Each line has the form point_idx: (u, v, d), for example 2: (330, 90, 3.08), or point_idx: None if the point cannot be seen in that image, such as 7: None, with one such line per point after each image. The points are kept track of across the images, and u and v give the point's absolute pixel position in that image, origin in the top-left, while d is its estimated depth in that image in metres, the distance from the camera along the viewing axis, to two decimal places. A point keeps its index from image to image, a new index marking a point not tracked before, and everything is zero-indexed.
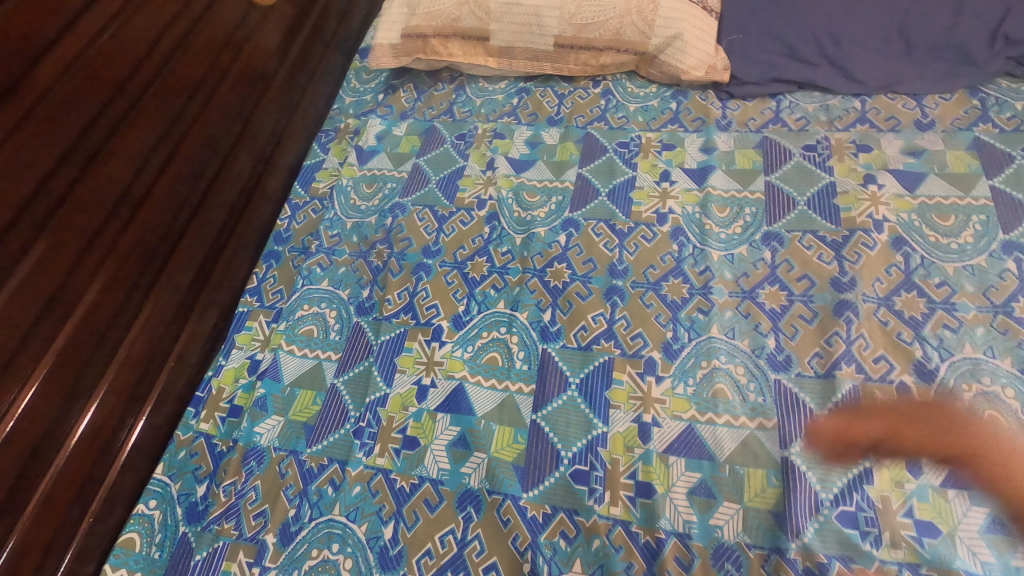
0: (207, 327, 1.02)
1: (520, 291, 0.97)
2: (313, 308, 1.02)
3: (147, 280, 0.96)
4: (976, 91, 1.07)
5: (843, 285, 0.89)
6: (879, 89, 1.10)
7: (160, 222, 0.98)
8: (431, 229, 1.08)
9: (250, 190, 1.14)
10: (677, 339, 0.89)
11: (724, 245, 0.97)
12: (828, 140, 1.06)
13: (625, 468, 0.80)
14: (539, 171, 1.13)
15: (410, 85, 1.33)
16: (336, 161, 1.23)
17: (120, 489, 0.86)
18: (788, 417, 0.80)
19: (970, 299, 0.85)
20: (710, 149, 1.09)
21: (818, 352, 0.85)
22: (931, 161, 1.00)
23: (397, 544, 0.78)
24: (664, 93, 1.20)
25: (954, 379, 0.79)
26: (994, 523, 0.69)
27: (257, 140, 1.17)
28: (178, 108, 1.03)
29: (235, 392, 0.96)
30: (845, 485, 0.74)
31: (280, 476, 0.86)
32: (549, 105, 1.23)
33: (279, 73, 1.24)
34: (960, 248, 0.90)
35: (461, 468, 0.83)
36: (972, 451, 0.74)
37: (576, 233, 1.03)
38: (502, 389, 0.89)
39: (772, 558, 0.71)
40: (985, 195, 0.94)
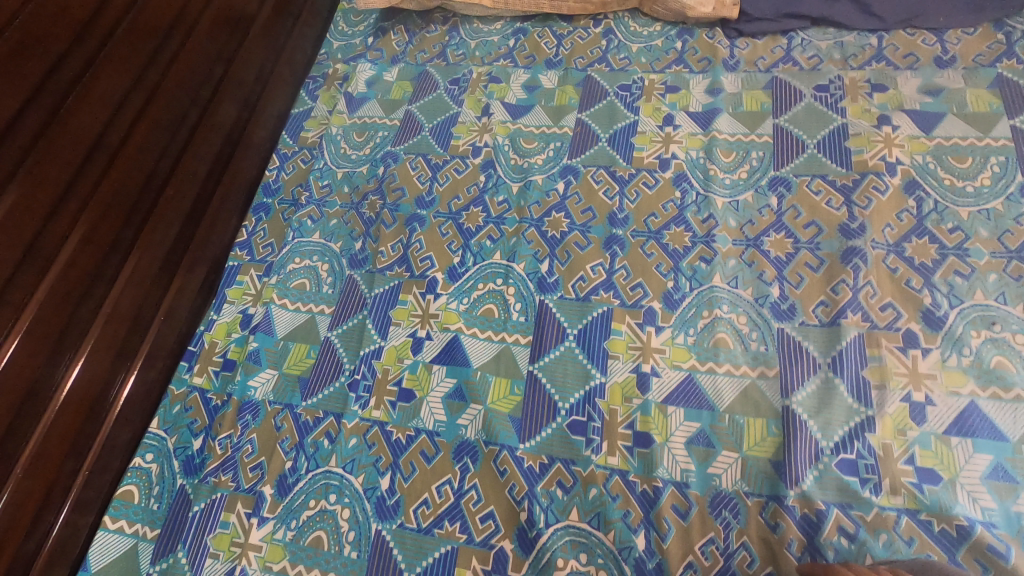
0: (197, 281, 1.01)
1: (517, 242, 0.94)
2: (304, 261, 1.00)
3: (130, 232, 0.93)
4: (1001, 24, 1.00)
5: (852, 231, 0.86)
6: (898, 24, 1.04)
7: (140, 172, 0.94)
8: (425, 178, 1.04)
9: (234, 139, 1.10)
10: (678, 289, 0.86)
11: (729, 191, 0.93)
12: (841, 79, 1.01)
13: (623, 419, 0.79)
14: (536, 117, 1.08)
15: (401, 27, 1.26)
16: (325, 109, 1.18)
17: (116, 443, 0.87)
18: (790, 366, 0.78)
19: (984, 245, 0.82)
20: (716, 91, 1.04)
21: (823, 300, 0.82)
22: (949, 100, 0.95)
23: (394, 495, 0.78)
24: (668, 32, 1.14)
25: (963, 327, 0.77)
26: (996, 470, 0.68)
27: (241, 86, 1.12)
28: (153, 50, 0.97)
29: (229, 346, 0.95)
30: (847, 433, 0.73)
31: (276, 429, 0.86)
32: (548, 46, 1.17)
33: (261, 14, 1.18)
34: (975, 191, 0.86)
35: (457, 420, 0.82)
36: (977, 399, 0.72)
37: (574, 181, 0.99)
38: (498, 341, 0.87)
39: (770, 505, 0.71)
40: (1004, 135, 0.89)
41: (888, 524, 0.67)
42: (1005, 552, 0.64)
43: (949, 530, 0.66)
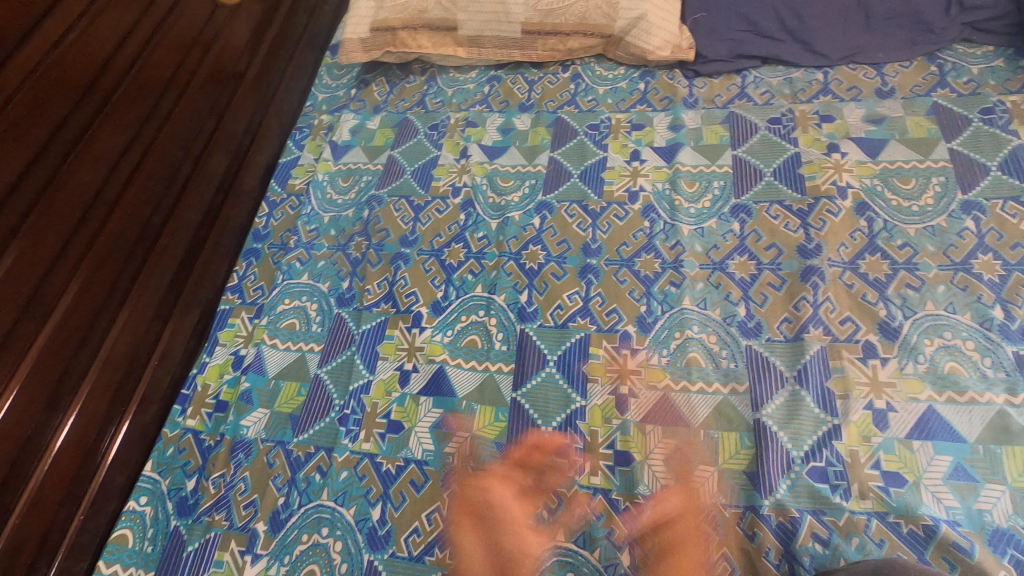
0: (190, 325, 1.04)
1: (497, 275, 0.99)
2: (294, 302, 1.04)
3: (125, 280, 0.97)
4: (934, 58, 1.09)
5: (809, 252, 0.92)
6: (840, 60, 1.13)
7: (136, 223, 0.99)
8: (408, 219, 1.10)
9: (226, 188, 1.15)
10: (651, 313, 0.91)
11: (694, 219, 0.99)
12: (792, 112, 1.08)
13: (604, 439, 0.82)
14: (511, 157, 1.15)
15: (382, 79, 1.34)
16: (311, 157, 1.24)
17: (109, 487, 0.88)
18: (759, 381, 0.82)
19: (931, 259, 0.88)
20: (678, 127, 1.11)
21: (787, 317, 0.87)
22: (892, 127, 1.02)
23: (385, 525, 0.80)
24: (632, 74, 1.22)
25: (917, 336, 0.82)
26: (956, 470, 0.72)
27: (231, 138, 1.18)
28: (148, 109, 1.04)
29: (221, 387, 0.97)
30: (816, 442, 0.77)
31: (268, 466, 0.88)
32: (520, 92, 1.25)
33: (250, 71, 1.25)
34: (920, 210, 0.92)
35: (445, 448, 0.85)
36: (935, 403, 0.76)
37: (550, 215, 1.04)
38: (482, 370, 0.91)
39: (747, 516, 0.74)
40: (943, 158, 0.96)
41: (859, 528, 0.71)
42: (970, 548, 0.67)
43: (917, 531, 0.69)
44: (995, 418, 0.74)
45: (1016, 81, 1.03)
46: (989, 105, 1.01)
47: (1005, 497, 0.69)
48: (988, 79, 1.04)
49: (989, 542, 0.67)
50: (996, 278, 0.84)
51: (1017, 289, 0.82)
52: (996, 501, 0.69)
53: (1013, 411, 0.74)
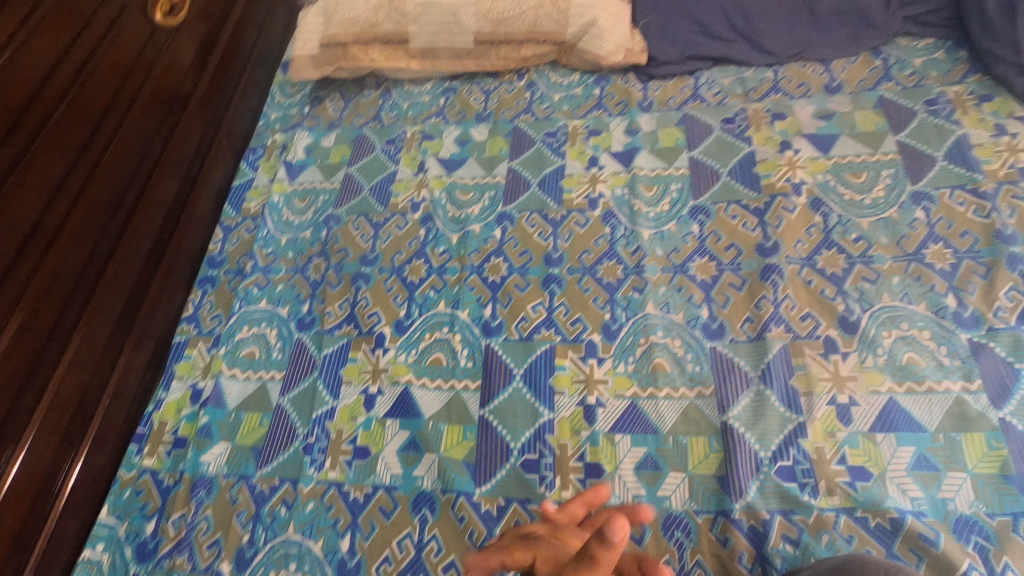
0: (143, 360, 1.00)
1: (460, 290, 0.98)
2: (252, 329, 1.01)
3: (70, 317, 0.93)
4: (878, 52, 1.12)
5: (767, 250, 0.92)
6: (789, 58, 1.14)
7: (78, 258, 0.95)
8: (367, 237, 1.07)
9: (176, 215, 1.12)
10: (615, 320, 0.90)
11: (654, 223, 0.99)
12: (745, 111, 1.09)
13: (573, 452, 0.81)
14: (469, 169, 1.13)
15: (336, 95, 1.32)
16: (266, 178, 1.22)
17: (63, 536, 0.84)
18: (724, 382, 0.83)
19: (885, 251, 0.89)
20: (634, 131, 1.11)
21: (748, 317, 0.87)
22: (841, 123, 1.04)
23: (355, 555, 0.78)
24: (587, 80, 1.22)
25: (875, 328, 0.83)
26: (920, 460, 0.73)
27: (179, 163, 1.15)
28: (88, 136, 0.99)
29: (180, 423, 0.95)
30: (782, 441, 0.77)
31: (231, 503, 0.85)
32: (476, 102, 1.24)
33: (196, 92, 1.21)
34: (872, 203, 0.94)
35: (413, 471, 0.83)
36: (895, 395, 0.77)
37: (510, 226, 1.03)
38: (448, 388, 0.89)
39: (718, 521, 0.73)
40: (892, 150, 0.98)
41: (828, 525, 0.71)
42: (935, 538, 0.68)
43: (884, 524, 0.70)
44: (953, 406, 0.75)
45: (956, 72, 1.06)
46: (932, 97, 1.03)
47: (966, 484, 0.70)
48: (930, 71, 1.07)
49: (954, 530, 0.68)
50: (947, 266, 0.86)
51: (968, 277, 0.84)
52: (959, 488, 0.70)
53: (970, 398, 0.75)
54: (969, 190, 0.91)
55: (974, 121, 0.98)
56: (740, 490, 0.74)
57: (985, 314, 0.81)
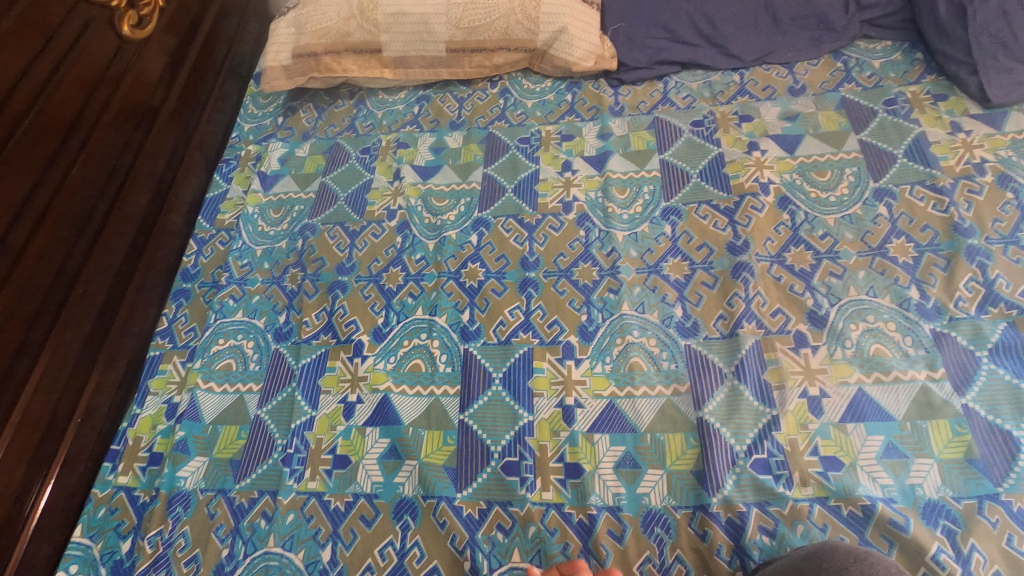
0: (115, 376, 0.99)
1: (437, 296, 0.98)
2: (228, 341, 1.00)
3: (38, 334, 0.91)
4: (839, 55, 1.15)
5: (738, 248, 0.94)
6: (754, 62, 1.17)
7: (45, 274, 0.93)
8: (344, 245, 1.07)
9: (147, 229, 1.11)
10: (592, 322, 0.91)
11: (627, 225, 1.00)
12: (713, 114, 1.12)
13: (553, 453, 0.82)
14: (445, 176, 1.14)
15: (310, 105, 1.32)
16: (240, 190, 1.21)
17: (34, 558, 0.82)
18: (700, 379, 0.84)
19: (851, 246, 0.91)
20: (606, 135, 1.13)
21: (721, 314, 0.89)
22: (806, 123, 1.07)
23: (337, 565, 0.77)
24: (559, 86, 1.24)
25: (843, 322, 0.85)
26: (888, 448, 0.75)
27: (150, 177, 1.14)
28: (54, 150, 0.97)
29: (155, 439, 0.93)
30: (757, 434, 0.78)
31: (209, 517, 0.84)
32: (450, 110, 1.24)
33: (166, 105, 1.20)
34: (837, 200, 0.96)
35: (394, 478, 0.83)
36: (864, 385, 0.80)
37: (486, 231, 1.04)
38: (428, 394, 0.89)
39: (697, 515, 0.74)
40: (854, 149, 1.01)
41: (802, 515, 0.72)
42: (905, 523, 0.69)
43: (856, 512, 0.71)
44: (919, 394, 0.78)
45: (913, 72, 1.09)
46: (891, 97, 1.07)
47: (934, 470, 0.73)
48: (889, 72, 1.11)
49: (923, 515, 0.70)
50: (910, 260, 0.88)
51: (930, 269, 0.87)
52: (927, 474, 0.72)
53: (935, 386, 0.78)
54: (928, 186, 0.94)
55: (931, 119, 1.02)
56: (717, 484, 0.76)
57: (946, 304, 0.84)
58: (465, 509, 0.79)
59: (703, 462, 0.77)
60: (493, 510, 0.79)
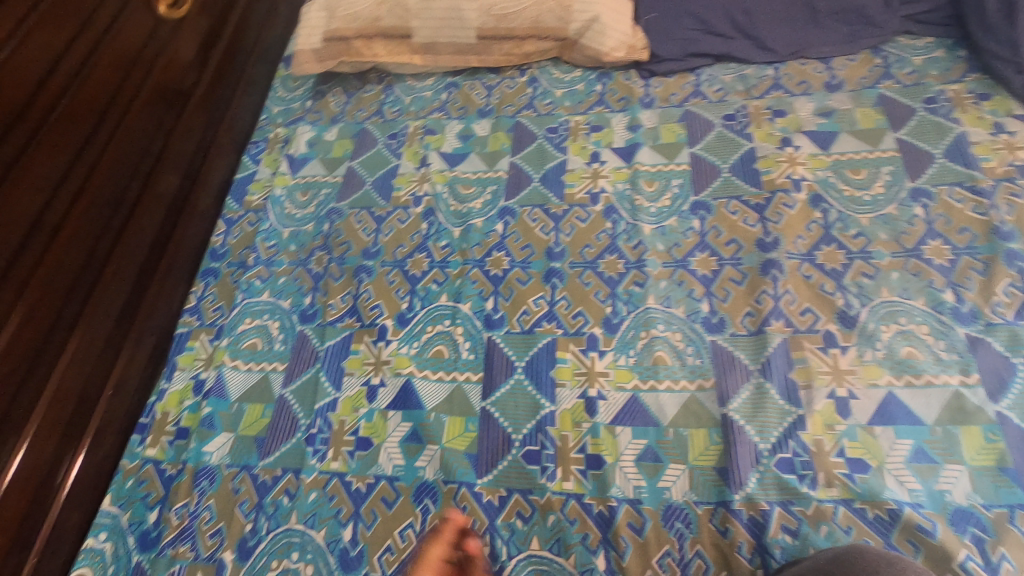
0: (144, 352, 1.01)
1: (462, 283, 0.98)
2: (254, 321, 1.01)
3: (72, 309, 0.93)
4: (878, 50, 1.13)
5: (768, 245, 0.93)
6: (789, 56, 1.15)
7: (80, 251, 0.95)
8: (369, 230, 1.08)
9: (178, 209, 1.12)
10: (616, 314, 0.91)
11: (655, 218, 0.99)
12: (746, 108, 1.10)
13: (575, 444, 0.82)
14: (471, 163, 1.14)
15: (338, 89, 1.32)
16: (268, 172, 1.22)
17: (65, 525, 0.84)
18: (725, 375, 0.83)
19: (884, 246, 0.90)
20: (636, 127, 1.12)
21: (749, 311, 0.88)
22: (841, 120, 1.05)
23: (357, 545, 0.79)
24: (588, 76, 1.23)
25: (874, 323, 0.83)
26: (917, 453, 0.74)
27: (181, 158, 1.15)
28: (91, 129, 0.99)
29: (182, 414, 0.95)
30: (782, 433, 0.78)
31: (233, 493, 0.85)
32: (478, 97, 1.24)
33: (198, 86, 1.21)
34: (872, 199, 0.94)
35: (415, 462, 0.84)
36: (894, 388, 0.78)
37: (512, 220, 1.04)
38: (450, 380, 0.90)
39: (719, 511, 0.74)
40: (891, 148, 0.99)
41: (827, 516, 0.71)
42: (932, 528, 0.68)
43: (881, 515, 0.71)
44: (951, 399, 0.76)
45: (956, 70, 1.06)
46: (931, 95, 1.04)
47: (964, 476, 0.71)
48: (930, 69, 1.08)
49: (951, 521, 0.69)
50: (946, 262, 0.86)
51: (966, 272, 0.85)
52: (957, 480, 0.71)
53: (968, 391, 0.76)
54: (968, 187, 0.92)
55: (973, 119, 0.99)
56: (740, 482, 0.75)
57: (982, 309, 0.82)
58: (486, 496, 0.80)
59: (726, 459, 0.77)
60: (513, 498, 0.79)
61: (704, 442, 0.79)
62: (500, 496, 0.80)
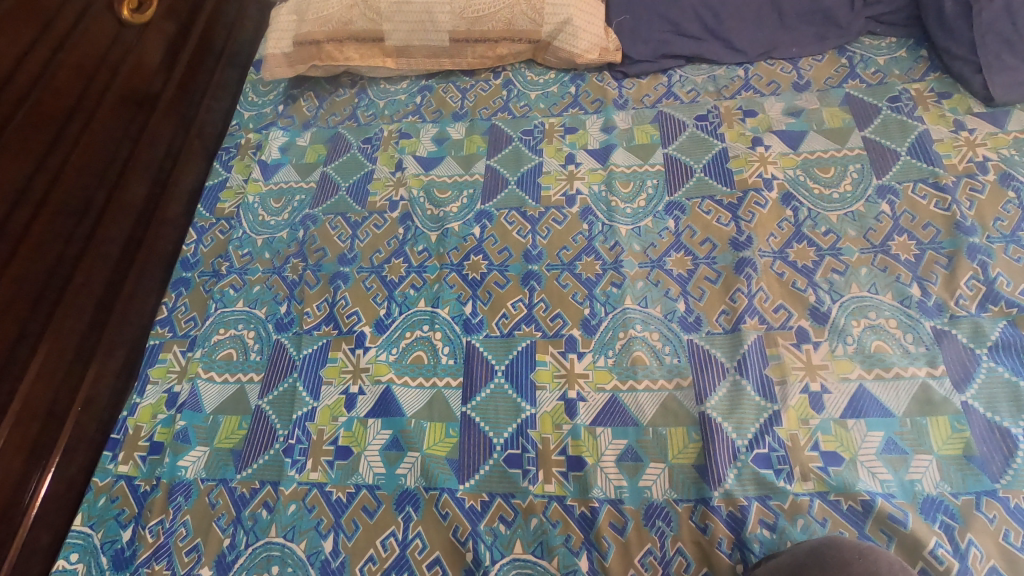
0: (115, 365, 0.98)
1: (440, 288, 0.98)
2: (229, 331, 1.00)
3: (37, 323, 0.90)
4: (844, 51, 1.15)
5: (741, 244, 0.94)
6: (758, 57, 1.17)
7: (44, 262, 0.92)
8: (345, 236, 1.07)
9: (147, 218, 1.09)
10: (594, 315, 0.91)
11: (631, 219, 1.00)
12: (717, 109, 1.12)
13: (556, 446, 0.82)
14: (447, 167, 1.13)
15: (311, 94, 1.31)
16: (240, 179, 1.20)
17: (33, 548, 0.82)
18: (702, 373, 0.84)
19: (853, 243, 0.92)
20: (610, 129, 1.13)
21: (724, 309, 0.89)
22: (810, 119, 1.07)
23: (339, 556, 0.78)
24: (562, 78, 1.23)
25: (844, 318, 0.85)
26: (888, 444, 0.76)
27: (149, 165, 1.12)
28: (53, 137, 0.97)
29: (155, 428, 0.93)
30: (758, 429, 0.79)
31: (210, 507, 0.84)
32: (452, 100, 1.23)
33: (166, 91, 1.18)
34: (840, 197, 0.96)
35: (396, 470, 0.83)
36: (864, 381, 0.80)
37: (489, 223, 1.04)
38: (430, 386, 0.89)
39: (698, 509, 0.75)
40: (858, 146, 1.01)
41: (803, 509, 0.73)
42: (904, 518, 0.70)
43: (855, 506, 0.72)
44: (918, 391, 0.78)
45: (918, 70, 1.09)
46: (895, 94, 1.07)
47: (932, 465, 0.73)
48: (893, 69, 1.11)
49: (921, 510, 0.71)
50: (911, 257, 0.89)
51: (931, 267, 0.87)
52: (926, 470, 0.73)
53: (935, 382, 0.78)
54: (931, 184, 0.95)
55: (934, 117, 1.02)
56: (719, 479, 0.76)
57: (947, 302, 0.84)
58: (468, 502, 0.80)
59: (704, 456, 0.78)
60: (494, 503, 0.79)
61: (683, 440, 0.80)
62: (482, 501, 0.80)
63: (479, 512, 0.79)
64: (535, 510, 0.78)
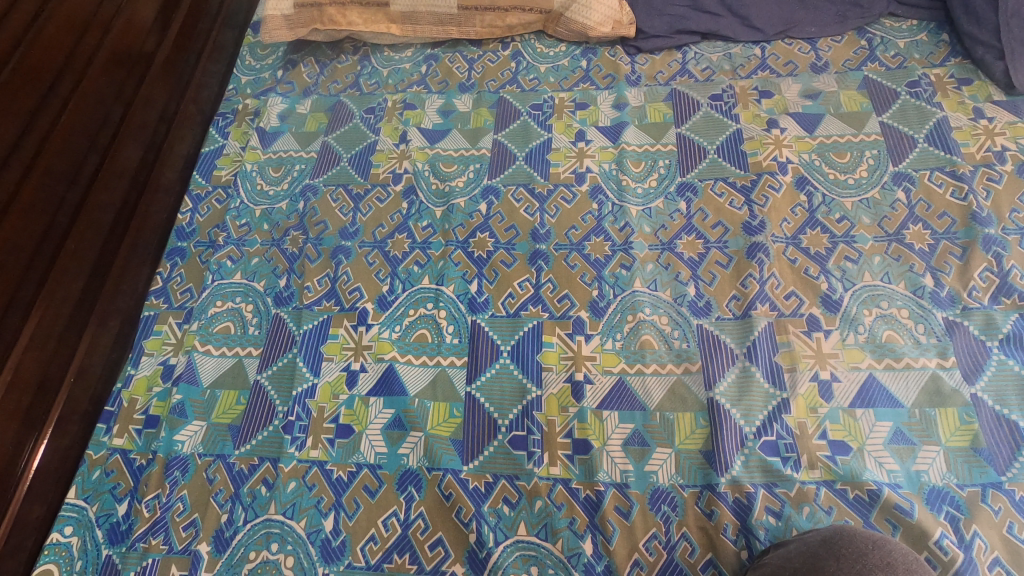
0: (109, 336, 0.95)
1: (444, 265, 0.95)
2: (226, 304, 0.97)
3: (29, 288, 0.87)
4: (863, 32, 1.12)
5: (754, 229, 0.92)
6: (776, 35, 1.14)
7: (36, 225, 0.89)
8: (347, 209, 1.04)
9: (140, 184, 1.05)
10: (602, 297, 0.90)
11: (642, 200, 0.98)
12: (732, 88, 1.09)
13: (561, 429, 0.81)
14: (453, 140, 1.10)
15: (311, 59, 1.26)
16: (237, 146, 1.16)
17: (27, 520, 0.80)
18: (711, 359, 0.83)
19: (867, 231, 0.90)
20: (622, 105, 1.09)
21: (735, 294, 0.88)
22: (827, 102, 1.04)
23: (339, 535, 0.77)
24: (573, 51, 1.19)
25: (856, 307, 0.84)
26: (896, 435, 0.75)
27: (143, 129, 1.07)
28: (43, 95, 0.93)
29: (151, 401, 0.91)
30: (766, 416, 0.78)
31: (208, 482, 0.82)
32: (459, 71, 1.19)
33: (160, 52, 1.13)
34: (856, 182, 0.95)
35: (398, 449, 0.82)
36: (875, 371, 0.79)
37: (496, 200, 1.01)
38: (434, 364, 0.88)
39: (704, 495, 0.75)
40: (875, 131, 0.99)
41: (809, 498, 0.73)
42: (910, 508, 0.70)
43: (861, 496, 0.72)
44: (928, 381, 0.78)
45: (938, 54, 1.07)
46: (914, 78, 1.04)
47: (940, 457, 0.73)
48: (913, 52, 1.08)
49: (927, 500, 0.71)
50: (926, 247, 0.88)
51: (945, 257, 0.86)
52: (933, 461, 0.73)
53: (945, 373, 0.78)
54: (948, 172, 0.93)
55: (954, 104, 1.00)
56: (726, 466, 0.76)
57: (959, 294, 0.83)
58: (471, 483, 0.79)
59: (711, 443, 0.77)
60: (498, 485, 0.78)
61: (690, 426, 0.79)
62: (485, 482, 0.79)
63: (483, 493, 0.78)
64: (540, 493, 0.77)
